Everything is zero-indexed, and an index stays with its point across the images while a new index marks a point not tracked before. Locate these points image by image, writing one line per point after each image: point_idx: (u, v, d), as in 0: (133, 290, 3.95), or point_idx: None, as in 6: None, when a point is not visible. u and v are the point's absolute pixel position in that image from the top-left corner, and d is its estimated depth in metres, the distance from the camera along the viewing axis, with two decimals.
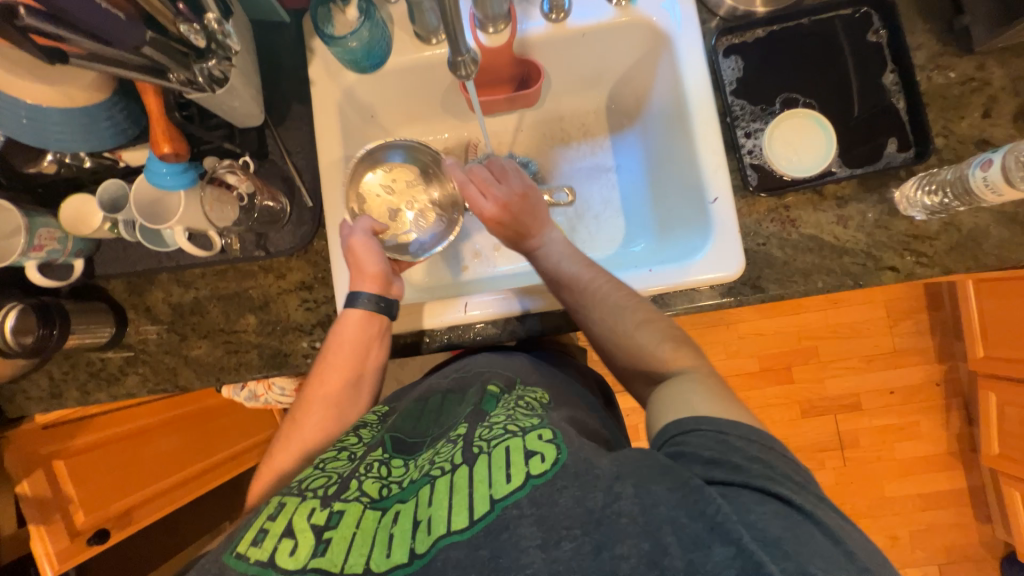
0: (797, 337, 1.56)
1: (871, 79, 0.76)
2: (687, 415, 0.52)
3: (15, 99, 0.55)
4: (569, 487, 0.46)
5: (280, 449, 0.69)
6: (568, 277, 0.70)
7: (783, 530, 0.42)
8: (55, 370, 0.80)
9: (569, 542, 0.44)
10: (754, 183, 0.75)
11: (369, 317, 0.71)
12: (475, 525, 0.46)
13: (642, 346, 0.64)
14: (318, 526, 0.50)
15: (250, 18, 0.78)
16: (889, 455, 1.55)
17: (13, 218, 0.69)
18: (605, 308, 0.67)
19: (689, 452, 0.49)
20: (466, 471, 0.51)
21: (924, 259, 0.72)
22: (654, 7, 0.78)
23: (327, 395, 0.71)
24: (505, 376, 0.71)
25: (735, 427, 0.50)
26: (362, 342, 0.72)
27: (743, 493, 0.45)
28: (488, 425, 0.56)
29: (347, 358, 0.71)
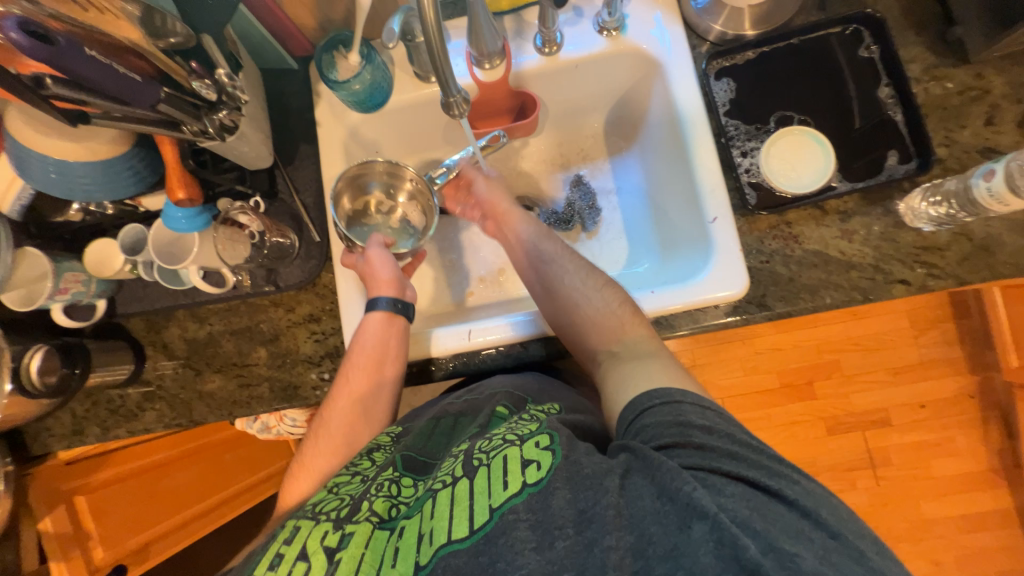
0: (816, 351, 1.51)
1: (866, 93, 0.76)
2: (638, 394, 0.57)
3: (44, 155, 0.59)
4: (562, 487, 0.48)
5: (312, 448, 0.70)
6: (540, 239, 0.80)
7: (749, 509, 0.44)
8: (77, 409, 0.83)
9: (562, 541, 0.45)
10: (753, 202, 0.75)
11: (390, 320, 0.72)
12: (475, 534, 0.47)
13: (597, 308, 0.70)
14: (330, 548, 0.51)
15: (261, 67, 0.83)
16: (925, 474, 1.47)
17: (40, 264, 0.73)
18: (566, 268, 0.76)
19: (651, 433, 0.52)
20: (467, 483, 0.52)
21: (935, 271, 0.70)
22: (644, 35, 0.80)
23: (351, 395, 0.71)
24: (513, 396, 0.70)
25: (687, 398, 0.54)
26: (383, 345, 0.71)
27: (713, 476, 0.47)
28: (487, 438, 0.57)
29: (366, 361, 0.70)
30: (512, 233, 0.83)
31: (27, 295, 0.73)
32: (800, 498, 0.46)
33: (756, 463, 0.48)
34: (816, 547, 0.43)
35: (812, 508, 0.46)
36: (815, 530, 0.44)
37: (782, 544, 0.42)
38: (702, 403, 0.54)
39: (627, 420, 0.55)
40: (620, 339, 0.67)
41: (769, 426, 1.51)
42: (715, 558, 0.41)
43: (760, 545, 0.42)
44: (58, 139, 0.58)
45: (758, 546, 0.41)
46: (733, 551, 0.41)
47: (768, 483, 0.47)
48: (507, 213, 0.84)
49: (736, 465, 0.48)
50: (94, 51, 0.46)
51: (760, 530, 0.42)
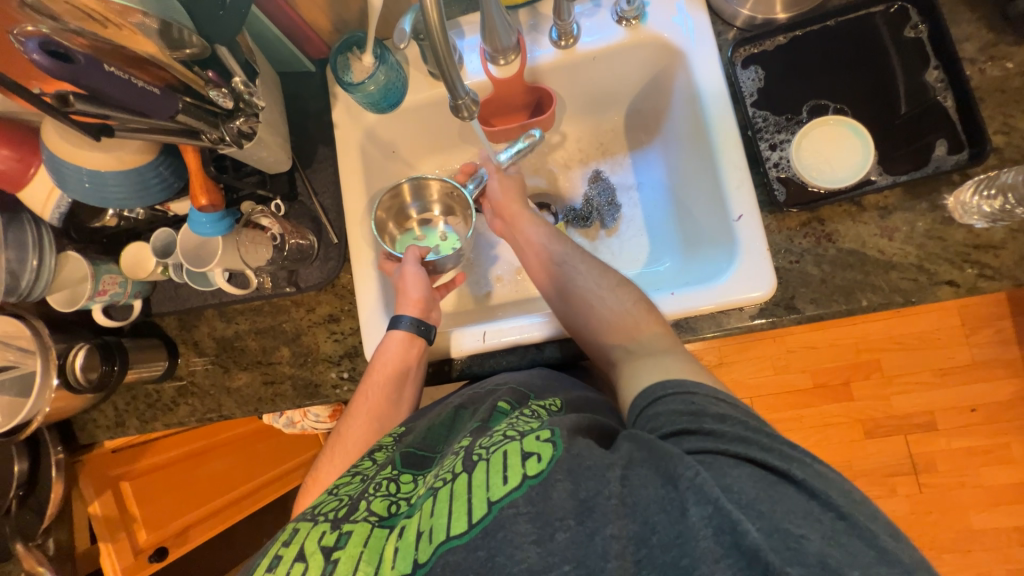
0: (854, 351, 1.43)
1: (912, 77, 0.69)
2: (655, 384, 0.57)
3: (79, 166, 0.62)
4: (563, 479, 0.46)
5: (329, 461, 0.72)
6: (550, 241, 0.78)
7: (757, 490, 0.43)
8: (119, 402, 0.88)
9: (562, 532, 0.43)
10: (783, 198, 0.70)
11: (410, 340, 0.74)
12: (473, 529, 0.45)
13: (611, 308, 0.69)
14: (328, 547, 0.51)
15: (280, 71, 0.84)
16: (974, 482, 1.38)
17: (82, 266, 0.77)
18: (577, 270, 0.75)
19: (662, 420, 0.52)
20: (466, 477, 0.49)
21: (988, 272, 0.64)
22: (665, 23, 0.76)
23: (370, 410, 0.74)
24: (515, 392, 0.68)
25: (702, 390, 0.54)
26: (402, 363, 0.74)
27: (719, 459, 0.45)
28: (489, 435, 0.55)
29: (390, 379, 0.73)
30: (521, 235, 0.81)
31: (71, 296, 0.78)
32: (810, 479, 0.44)
33: (763, 443, 0.47)
34: (824, 528, 0.41)
35: (820, 487, 0.44)
36: (822, 512, 0.42)
37: (787, 526, 0.41)
38: (718, 395, 0.53)
39: (639, 408, 0.56)
40: (636, 338, 0.66)
41: (801, 428, 1.45)
42: (716, 543, 0.40)
43: (763, 527, 0.40)
44: (90, 151, 0.61)
45: (761, 529, 0.40)
46: (733, 538, 0.39)
47: (775, 462, 0.45)
48: (514, 215, 0.82)
49: (744, 447, 0.46)
50: (113, 67, 0.48)
51: (765, 512, 0.41)
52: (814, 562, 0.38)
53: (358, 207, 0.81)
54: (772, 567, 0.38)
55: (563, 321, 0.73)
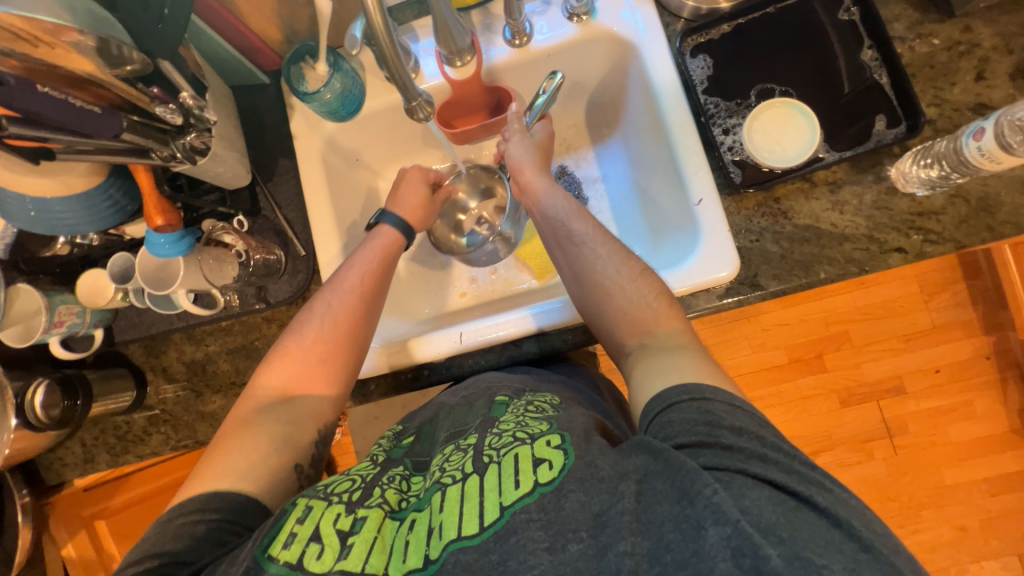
0: (823, 323, 1.48)
1: (848, 57, 0.73)
2: (674, 389, 0.54)
3: (22, 195, 0.59)
4: (575, 490, 0.48)
5: (302, 329, 0.69)
6: (569, 219, 0.76)
7: (777, 515, 0.43)
8: (86, 437, 0.84)
9: (575, 544, 0.45)
10: (739, 179, 0.73)
11: (399, 240, 0.78)
12: (486, 531, 0.48)
13: (630, 299, 0.67)
14: (343, 531, 0.51)
15: (233, 85, 0.83)
16: (943, 439, 1.44)
17: (34, 299, 0.74)
18: (596, 253, 0.71)
19: (679, 429, 0.50)
20: (477, 480, 0.52)
21: (932, 237, 0.68)
22: (614, 18, 0.78)
23: (344, 297, 0.71)
24: (512, 386, 0.69)
25: (719, 396, 0.52)
26: (381, 258, 0.75)
27: (738, 478, 0.46)
28: (497, 433, 0.57)
29: (381, 267, 0.74)
30: (540, 210, 0.79)
31: (25, 331, 0.74)
32: (832, 507, 0.45)
33: (789, 467, 0.47)
34: (848, 559, 0.41)
35: (845, 517, 0.44)
36: (846, 543, 0.42)
37: (809, 555, 0.41)
38: (733, 402, 0.52)
39: (653, 412, 0.54)
40: (651, 332, 0.64)
41: (781, 401, 1.49)
42: (733, 565, 0.40)
43: (783, 553, 0.41)
44: (32, 177, 0.59)
45: (781, 555, 0.40)
46: (753, 562, 0.40)
47: (797, 487, 0.45)
48: (531, 183, 0.80)
49: (765, 468, 0.46)
50: (49, 88, 0.48)
51: (786, 539, 0.42)
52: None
53: (325, 219, 0.80)
54: None
55: (579, 306, 0.72)
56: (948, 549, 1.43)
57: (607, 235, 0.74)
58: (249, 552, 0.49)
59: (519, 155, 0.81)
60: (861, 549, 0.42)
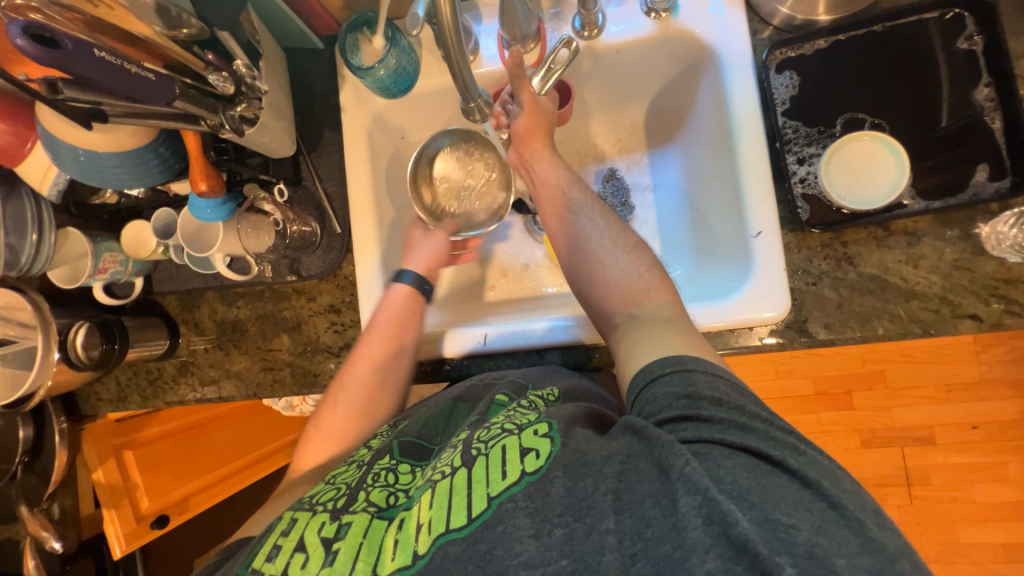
0: (860, 361, 1.41)
1: (958, 91, 0.65)
2: (654, 362, 0.54)
3: (74, 147, 0.59)
4: (560, 476, 0.47)
5: (324, 409, 0.74)
6: (570, 187, 0.75)
7: (750, 480, 0.42)
8: (121, 376, 0.88)
9: (561, 529, 0.44)
10: (806, 216, 0.67)
11: (411, 296, 0.76)
12: (472, 523, 0.47)
13: (624, 270, 0.66)
14: (328, 538, 0.52)
15: (288, 48, 0.81)
16: (967, 498, 1.37)
17: (81, 243, 0.76)
18: (594, 223, 0.71)
19: (660, 404, 0.50)
20: (465, 472, 0.51)
21: (1015, 308, 0.61)
22: (696, 16, 0.71)
23: (372, 366, 0.73)
24: (515, 384, 0.67)
25: (701, 366, 0.52)
26: (404, 317, 0.75)
27: (715, 450, 0.44)
28: (486, 428, 0.56)
29: (387, 333, 0.73)
30: (539, 176, 0.77)
31: (72, 273, 0.78)
32: (804, 469, 0.43)
33: (763, 433, 0.46)
34: (814, 517, 0.40)
35: (814, 478, 0.43)
36: (814, 501, 0.41)
37: (778, 516, 0.40)
38: (716, 372, 0.51)
39: (637, 388, 0.54)
40: (641, 304, 0.63)
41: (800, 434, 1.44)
42: (705, 533, 0.39)
43: (754, 517, 0.39)
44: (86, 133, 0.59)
45: (751, 519, 0.39)
46: (722, 527, 0.39)
47: (771, 452, 0.44)
48: (535, 155, 0.77)
49: (742, 437, 0.45)
50: (105, 52, 0.45)
51: (756, 503, 0.40)
52: (803, 552, 0.38)
53: (363, 196, 0.79)
54: (762, 560, 0.37)
55: (568, 278, 0.71)
56: None
57: (603, 206, 0.74)
58: (235, 569, 0.53)
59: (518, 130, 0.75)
60: (829, 506, 0.41)
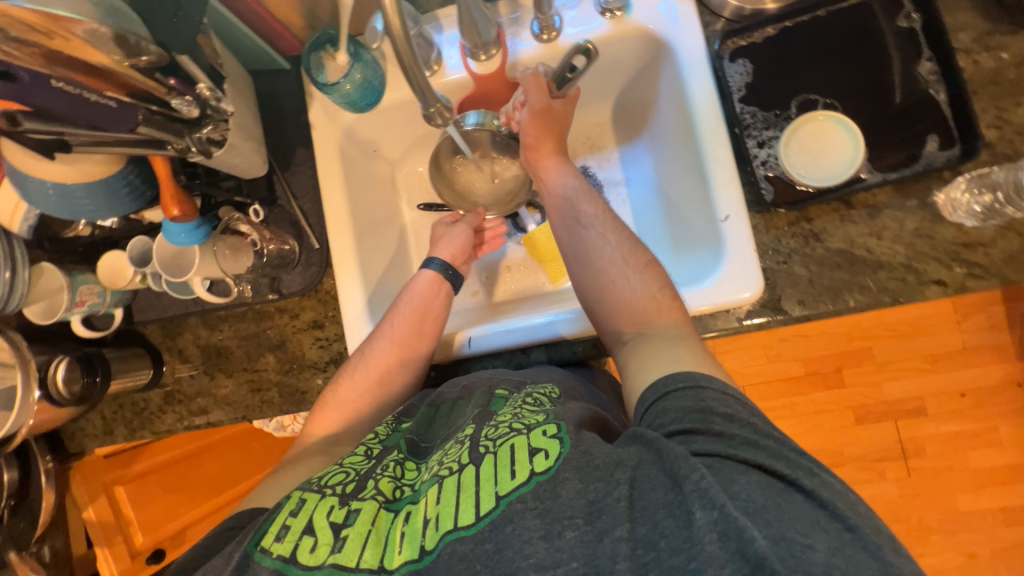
0: (846, 339, 1.43)
1: (903, 67, 0.67)
2: (666, 375, 0.55)
3: (42, 180, 0.60)
4: (572, 478, 0.47)
5: (341, 380, 0.74)
6: (579, 199, 0.75)
7: (765, 498, 0.42)
8: (105, 410, 0.87)
9: (571, 530, 0.44)
10: (770, 197, 0.69)
11: (438, 282, 0.78)
12: (481, 521, 0.47)
13: (635, 290, 0.67)
14: (337, 524, 0.51)
15: (254, 70, 0.82)
16: (963, 465, 1.40)
17: (56, 278, 0.76)
18: (604, 239, 0.71)
19: (672, 416, 0.51)
20: (473, 470, 0.51)
21: (976, 271, 0.63)
22: (650, 14, 0.73)
23: (395, 347, 0.73)
24: (513, 380, 0.68)
25: (712, 384, 0.53)
26: (429, 301, 0.77)
27: (728, 464, 0.45)
28: (494, 425, 0.56)
29: (416, 314, 0.75)
30: (547, 184, 0.77)
31: (50, 307, 0.76)
32: (818, 489, 0.44)
33: (775, 450, 0.47)
34: (831, 539, 0.41)
35: (829, 498, 0.44)
36: (830, 522, 0.42)
37: (794, 535, 0.40)
38: (728, 392, 0.52)
39: (647, 402, 0.55)
40: (650, 323, 0.64)
41: (794, 415, 1.46)
42: (721, 547, 0.39)
43: (769, 534, 0.40)
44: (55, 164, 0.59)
45: (768, 536, 0.40)
46: (739, 544, 0.39)
47: (785, 470, 0.45)
48: (543, 160, 0.78)
49: (754, 453, 0.46)
50: (63, 82, 0.49)
51: (772, 521, 0.41)
52: (818, 571, 0.38)
53: (339, 210, 0.79)
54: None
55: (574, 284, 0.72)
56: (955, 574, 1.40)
57: (615, 220, 0.73)
58: (240, 547, 0.51)
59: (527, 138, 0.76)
60: (845, 528, 0.42)
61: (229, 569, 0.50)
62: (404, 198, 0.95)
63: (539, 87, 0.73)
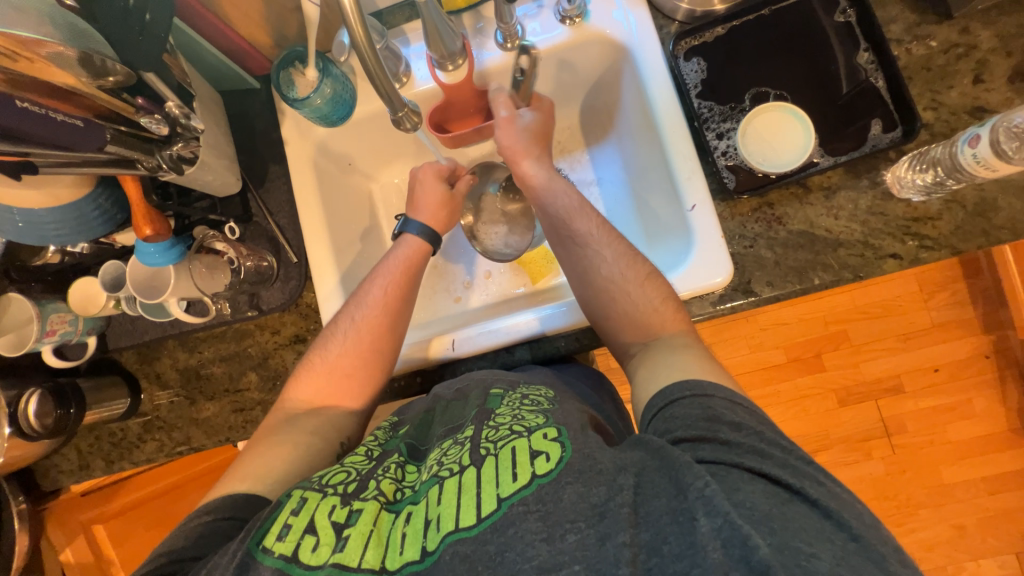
0: (822, 323, 1.47)
1: (844, 58, 0.72)
2: (673, 386, 0.55)
3: (8, 206, 0.59)
4: (573, 482, 0.47)
5: (327, 344, 0.72)
6: (574, 217, 0.74)
7: (771, 506, 0.43)
8: (81, 443, 0.84)
9: (573, 534, 0.45)
10: (733, 185, 0.72)
11: (422, 249, 0.78)
12: (482, 523, 0.47)
13: (638, 304, 0.67)
14: (338, 524, 0.51)
15: (224, 90, 0.83)
16: (942, 438, 1.44)
17: (26, 308, 0.74)
18: (602, 255, 0.71)
19: (678, 423, 0.51)
20: (474, 472, 0.52)
21: (928, 242, 0.67)
22: (607, 19, 0.77)
23: (375, 318, 0.72)
24: (507, 379, 0.68)
25: (719, 392, 0.53)
26: (409, 267, 0.76)
27: (734, 472, 0.46)
28: (494, 426, 0.57)
29: (404, 278, 0.75)
30: (540, 202, 0.78)
31: (18, 340, 0.74)
32: (822, 498, 0.45)
33: (778, 456, 0.48)
34: (836, 549, 0.41)
35: (836, 510, 0.44)
36: (836, 533, 0.42)
37: (799, 545, 0.40)
38: (735, 400, 0.53)
39: (656, 407, 0.55)
40: (653, 337, 0.65)
41: (779, 401, 1.49)
42: (726, 555, 0.39)
43: (774, 543, 0.40)
44: (21, 191, 0.58)
45: (772, 545, 0.40)
46: (743, 552, 0.39)
47: (791, 481, 0.45)
48: (529, 178, 0.78)
49: (759, 461, 0.47)
50: (27, 102, 0.48)
51: (777, 529, 0.41)
52: None
53: (316, 224, 0.80)
54: None
55: (581, 306, 0.72)
56: (945, 548, 1.43)
57: (611, 233, 0.73)
58: (242, 545, 0.50)
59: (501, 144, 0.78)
60: (850, 539, 0.42)
61: (230, 569, 0.48)
62: (381, 209, 0.96)
63: (507, 104, 0.78)
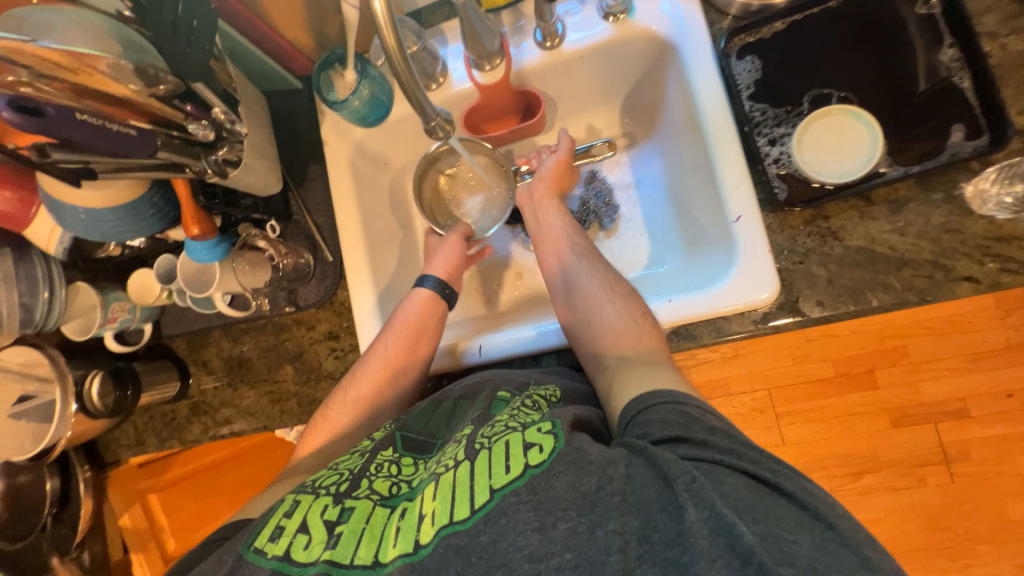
0: (879, 337, 1.36)
1: (922, 55, 0.64)
2: (642, 390, 0.55)
3: (74, 205, 0.63)
4: (564, 471, 0.46)
5: (341, 395, 0.74)
6: (571, 234, 0.79)
7: (753, 498, 0.42)
8: (138, 421, 0.90)
9: (564, 522, 0.43)
10: (784, 196, 0.67)
11: (433, 299, 0.78)
12: (476, 514, 0.46)
13: (618, 316, 0.67)
14: (330, 521, 0.52)
15: (269, 90, 0.85)
16: (1011, 470, 1.31)
17: (90, 296, 0.80)
18: (591, 270, 0.73)
19: (653, 426, 0.50)
20: (467, 466, 0.50)
21: (1012, 265, 0.60)
22: (653, 15, 0.72)
23: (384, 368, 0.73)
24: (515, 382, 0.67)
25: (690, 399, 0.52)
26: (422, 318, 0.76)
27: (716, 468, 0.44)
28: (491, 424, 0.55)
29: (411, 334, 0.75)
30: (545, 222, 0.81)
31: (85, 325, 0.81)
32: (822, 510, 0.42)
33: (774, 469, 0.45)
34: (814, 536, 0.40)
35: (859, 540, 0.41)
36: (812, 522, 0.42)
37: (780, 532, 0.40)
38: (706, 407, 0.51)
39: (628, 415, 0.53)
40: (631, 345, 0.63)
41: (825, 419, 1.39)
42: (712, 543, 0.39)
43: (758, 531, 0.40)
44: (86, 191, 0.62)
45: (755, 533, 0.39)
46: (728, 539, 0.39)
47: (767, 475, 0.44)
48: (544, 200, 0.82)
49: (734, 457, 0.46)
50: (86, 114, 0.50)
51: (760, 518, 0.41)
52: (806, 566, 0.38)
53: (351, 223, 0.81)
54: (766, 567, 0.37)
55: (563, 317, 0.72)
56: None
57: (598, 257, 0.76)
58: (236, 550, 0.51)
59: (547, 174, 0.81)
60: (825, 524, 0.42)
61: None
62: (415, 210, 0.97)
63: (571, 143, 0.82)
